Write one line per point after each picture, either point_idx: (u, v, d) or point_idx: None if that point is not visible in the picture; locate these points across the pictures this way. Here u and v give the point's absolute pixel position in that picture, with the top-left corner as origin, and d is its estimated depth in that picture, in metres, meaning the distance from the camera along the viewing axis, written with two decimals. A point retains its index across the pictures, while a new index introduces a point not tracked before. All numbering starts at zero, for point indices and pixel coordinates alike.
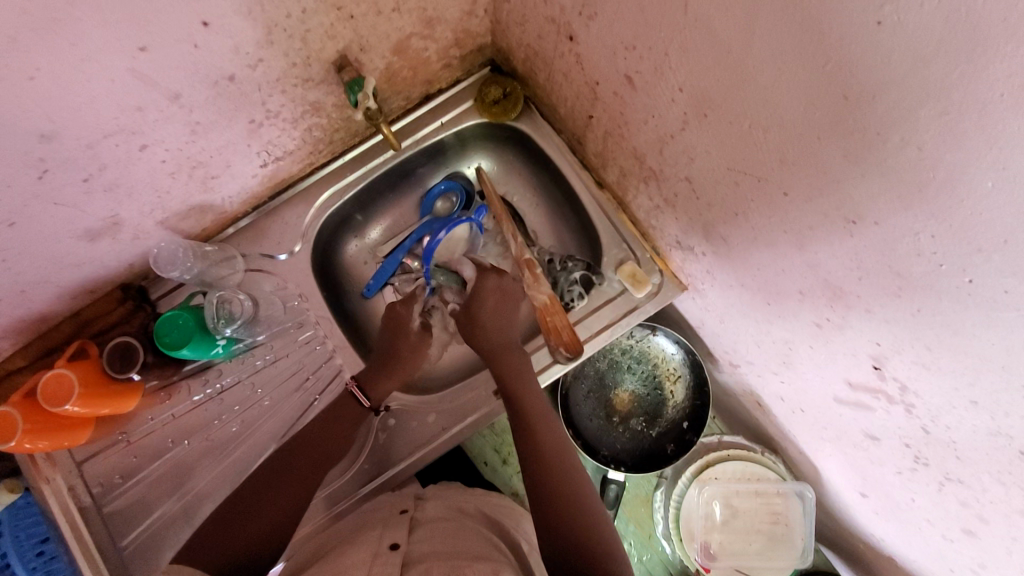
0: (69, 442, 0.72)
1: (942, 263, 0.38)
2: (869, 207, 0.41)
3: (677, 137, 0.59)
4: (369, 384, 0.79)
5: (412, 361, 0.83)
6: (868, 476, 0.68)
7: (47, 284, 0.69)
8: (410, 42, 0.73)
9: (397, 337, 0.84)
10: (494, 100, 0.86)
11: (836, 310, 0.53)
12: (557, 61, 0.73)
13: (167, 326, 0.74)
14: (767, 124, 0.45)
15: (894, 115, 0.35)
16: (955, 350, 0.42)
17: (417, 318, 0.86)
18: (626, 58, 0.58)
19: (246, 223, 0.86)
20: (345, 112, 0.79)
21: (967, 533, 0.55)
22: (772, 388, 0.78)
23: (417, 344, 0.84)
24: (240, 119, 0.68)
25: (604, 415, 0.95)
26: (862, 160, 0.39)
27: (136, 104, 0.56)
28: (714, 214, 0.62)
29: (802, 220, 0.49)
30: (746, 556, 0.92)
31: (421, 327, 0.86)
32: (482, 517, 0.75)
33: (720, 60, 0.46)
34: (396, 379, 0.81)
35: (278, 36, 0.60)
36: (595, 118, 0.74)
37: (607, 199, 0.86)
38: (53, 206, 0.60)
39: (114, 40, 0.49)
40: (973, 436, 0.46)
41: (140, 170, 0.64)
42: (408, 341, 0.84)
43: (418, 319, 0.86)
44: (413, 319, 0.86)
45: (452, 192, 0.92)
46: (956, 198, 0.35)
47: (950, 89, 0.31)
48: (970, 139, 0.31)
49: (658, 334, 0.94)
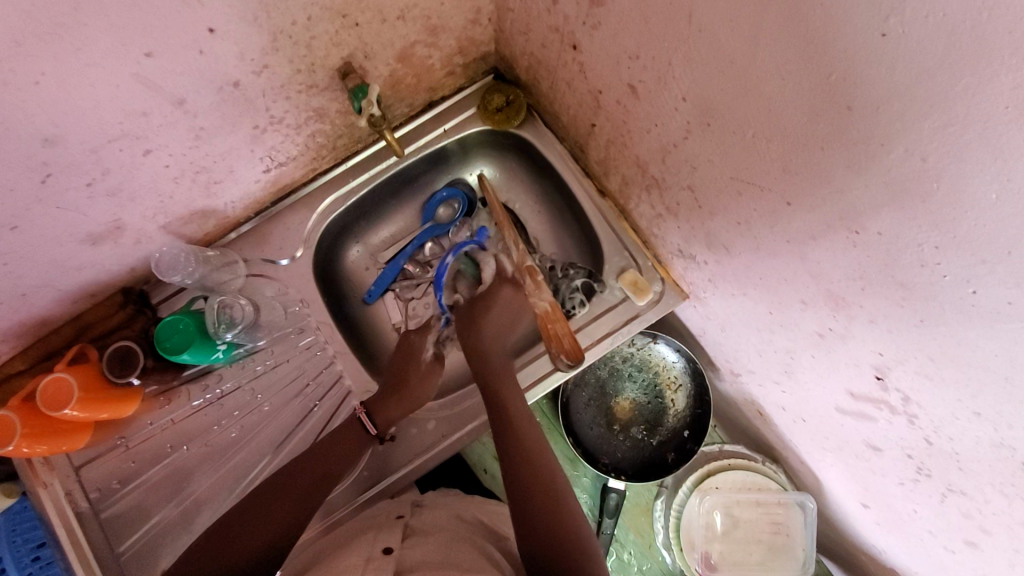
0: (68, 447, 0.72)
1: (945, 275, 0.38)
2: (872, 217, 0.41)
3: (679, 147, 0.59)
4: (378, 411, 0.78)
5: (421, 387, 0.81)
6: (870, 487, 0.68)
7: (49, 288, 0.69)
8: (414, 50, 0.73)
9: (407, 364, 0.83)
10: (496, 108, 0.87)
11: (839, 320, 0.52)
12: (560, 69, 0.73)
13: (168, 331, 0.74)
14: (770, 133, 0.45)
15: (897, 126, 0.35)
16: (958, 361, 0.42)
17: (429, 349, 0.85)
18: (629, 68, 0.58)
19: (248, 228, 0.86)
20: (348, 119, 0.80)
21: (970, 544, 0.55)
22: (773, 398, 0.78)
23: (427, 373, 0.82)
24: (244, 124, 0.68)
25: (604, 423, 0.95)
26: (865, 170, 0.39)
27: (140, 109, 0.57)
28: (716, 223, 0.62)
29: (805, 229, 0.49)
30: (747, 567, 0.92)
31: (433, 357, 0.84)
32: (478, 526, 0.74)
33: (724, 70, 0.46)
34: (405, 406, 0.79)
35: (283, 43, 0.61)
36: (598, 127, 0.74)
37: (609, 207, 0.86)
38: (56, 210, 0.60)
39: (120, 46, 0.49)
40: (976, 447, 0.46)
41: (143, 174, 0.64)
42: (418, 370, 0.82)
43: (430, 350, 0.85)
44: (425, 350, 0.85)
45: (454, 199, 0.92)
46: (960, 209, 0.35)
47: (953, 101, 0.31)
48: (974, 150, 0.32)
49: (658, 342, 0.94)
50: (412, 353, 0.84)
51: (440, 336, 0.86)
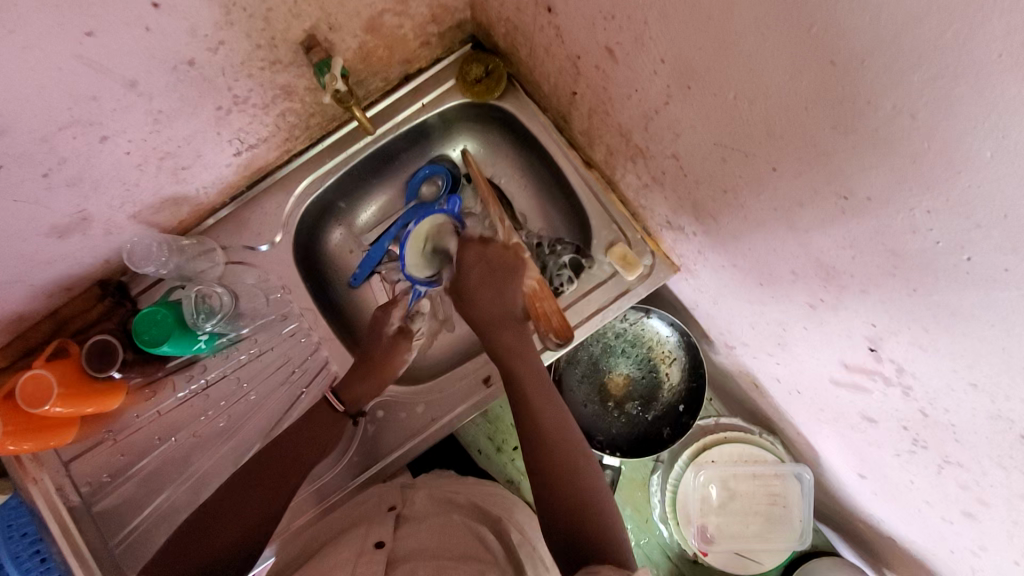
0: (54, 443, 0.70)
1: (938, 241, 0.36)
2: (861, 180, 0.38)
3: (661, 112, 0.56)
4: (346, 389, 0.77)
5: (390, 367, 0.80)
6: (866, 458, 0.66)
7: (18, 285, 0.67)
8: (382, 19, 0.70)
9: (371, 340, 0.82)
10: (475, 78, 0.83)
11: (830, 292, 0.50)
12: (537, 35, 0.69)
13: (146, 324, 0.72)
14: (753, 95, 0.42)
15: (883, 82, 0.32)
16: (953, 331, 0.40)
17: (395, 323, 0.83)
18: (605, 29, 0.55)
19: (225, 214, 0.83)
20: (319, 96, 0.76)
21: (967, 515, 0.53)
22: (768, 369, 0.76)
23: (392, 348, 0.81)
24: (207, 106, 0.65)
25: (598, 401, 0.93)
26: (852, 131, 0.36)
27: (90, 94, 0.54)
28: (703, 192, 0.60)
29: (792, 196, 0.46)
30: (744, 539, 0.91)
31: (398, 331, 0.83)
32: (471, 509, 0.73)
33: (700, 27, 0.43)
34: (373, 383, 0.78)
35: (237, 16, 0.57)
36: (579, 95, 0.70)
37: (596, 179, 0.83)
38: (14, 203, 0.57)
39: (57, 26, 0.46)
40: (972, 419, 0.44)
41: (104, 162, 0.62)
42: (382, 345, 0.81)
43: (395, 324, 0.83)
44: (392, 322, 0.84)
45: (437, 176, 0.90)
46: (953, 169, 0.32)
47: (943, 50, 0.28)
48: (965, 103, 0.29)
49: (651, 316, 0.92)
50: (377, 328, 0.83)
51: (406, 311, 0.84)
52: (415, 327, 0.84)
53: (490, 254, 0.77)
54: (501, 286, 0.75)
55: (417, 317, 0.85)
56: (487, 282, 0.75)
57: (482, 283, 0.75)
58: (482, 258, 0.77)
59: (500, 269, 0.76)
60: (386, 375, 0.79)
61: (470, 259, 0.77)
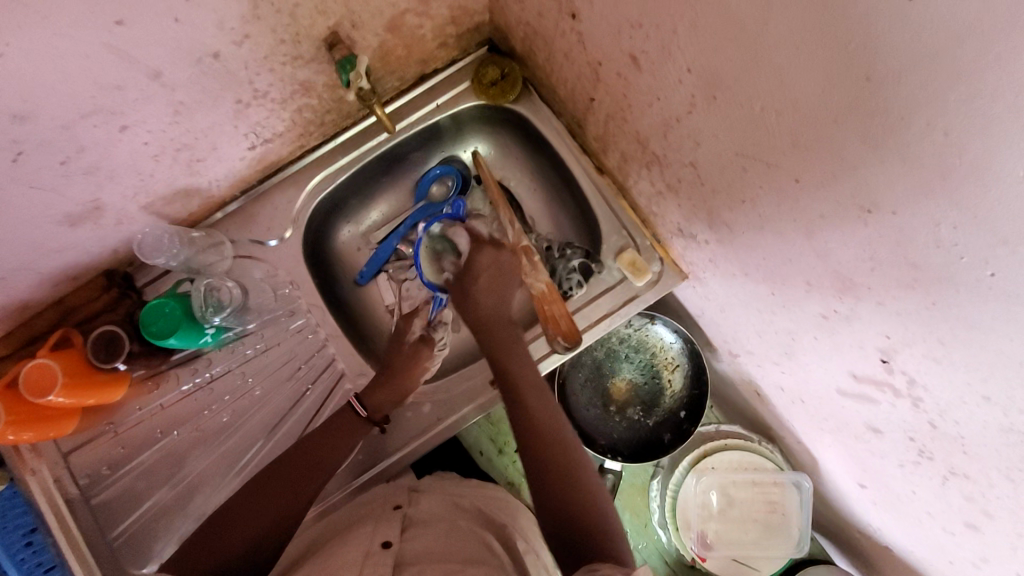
0: (54, 433, 0.69)
1: (962, 256, 0.37)
2: (885, 195, 0.39)
3: (682, 121, 0.57)
4: (368, 394, 0.76)
5: (413, 374, 0.79)
6: (868, 467, 0.67)
7: (27, 271, 0.66)
8: (404, 19, 0.70)
9: (394, 350, 0.82)
10: (491, 81, 0.84)
11: (845, 302, 0.51)
12: (558, 40, 0.70)
13: (152, 316, 0.71)
14: (781, 107, 0.43)
15: (918, 99, 0.33)
16: (970, 345, 0.41)
17: (417, 330, 0.84)
18: (631, 37, 0.56)
19: (234, 208, 0.83)
20: (336, 93, 0.77)
21: (969, 526, 0.55)
22: (772, 378, 0.77)
23: (415, 355, 0.81)
24: (226, 99, 0.65)
25: (601, 405, 0.94)
26: (883, 146, 0.37)
27: (115, 83, 0.54)
28: (720, 201, 0.60)
29: (813, 208, 0.47)
30: (743, 546, 0.92)
31: (419, 339, 0.82)
32: (476, 513, 0.73)
33: (732, 39, 0.44)
34: (397, 390, 0.78)
35: (265, 11, 0.58)
36: (597, 101, 0.71)
37: (607, 185, 0.84)
38: (30, 189, 0.57)
39: (87, 13, 0.46)
40: (982, 431, 0.45)
41: (121, 151, 0.61)
42: (403, 352, 0.81)
43: (417, 332, 0.83)
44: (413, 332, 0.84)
45: (448, 176, 0.90)
46: (982, 187, 0.33)
47: (984, 70, 0.29)
48: (1001, 121, 0.30)
49: (656, 323, 0.93)
50: (400, 338, 0.83)
51: (428, 320, 0.84)
52: (438, 336, 0.84)
53: (503, 260, 0.78)
54: (507, 290, 0.77)
55: (439, 326, 0.85)
56: (494, 285, 0.77)
57: (489, 286, 0.76)
58: (495, 262, 0.78)
59: (508, 274, 0.78)
60: (409, 386, 0.78)
61: (481, 261, 0.78)
